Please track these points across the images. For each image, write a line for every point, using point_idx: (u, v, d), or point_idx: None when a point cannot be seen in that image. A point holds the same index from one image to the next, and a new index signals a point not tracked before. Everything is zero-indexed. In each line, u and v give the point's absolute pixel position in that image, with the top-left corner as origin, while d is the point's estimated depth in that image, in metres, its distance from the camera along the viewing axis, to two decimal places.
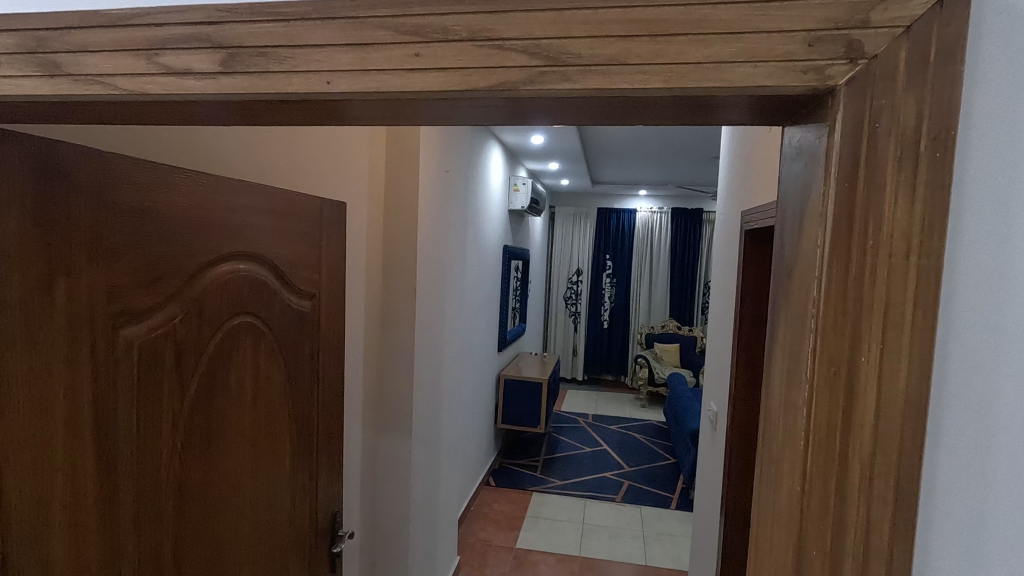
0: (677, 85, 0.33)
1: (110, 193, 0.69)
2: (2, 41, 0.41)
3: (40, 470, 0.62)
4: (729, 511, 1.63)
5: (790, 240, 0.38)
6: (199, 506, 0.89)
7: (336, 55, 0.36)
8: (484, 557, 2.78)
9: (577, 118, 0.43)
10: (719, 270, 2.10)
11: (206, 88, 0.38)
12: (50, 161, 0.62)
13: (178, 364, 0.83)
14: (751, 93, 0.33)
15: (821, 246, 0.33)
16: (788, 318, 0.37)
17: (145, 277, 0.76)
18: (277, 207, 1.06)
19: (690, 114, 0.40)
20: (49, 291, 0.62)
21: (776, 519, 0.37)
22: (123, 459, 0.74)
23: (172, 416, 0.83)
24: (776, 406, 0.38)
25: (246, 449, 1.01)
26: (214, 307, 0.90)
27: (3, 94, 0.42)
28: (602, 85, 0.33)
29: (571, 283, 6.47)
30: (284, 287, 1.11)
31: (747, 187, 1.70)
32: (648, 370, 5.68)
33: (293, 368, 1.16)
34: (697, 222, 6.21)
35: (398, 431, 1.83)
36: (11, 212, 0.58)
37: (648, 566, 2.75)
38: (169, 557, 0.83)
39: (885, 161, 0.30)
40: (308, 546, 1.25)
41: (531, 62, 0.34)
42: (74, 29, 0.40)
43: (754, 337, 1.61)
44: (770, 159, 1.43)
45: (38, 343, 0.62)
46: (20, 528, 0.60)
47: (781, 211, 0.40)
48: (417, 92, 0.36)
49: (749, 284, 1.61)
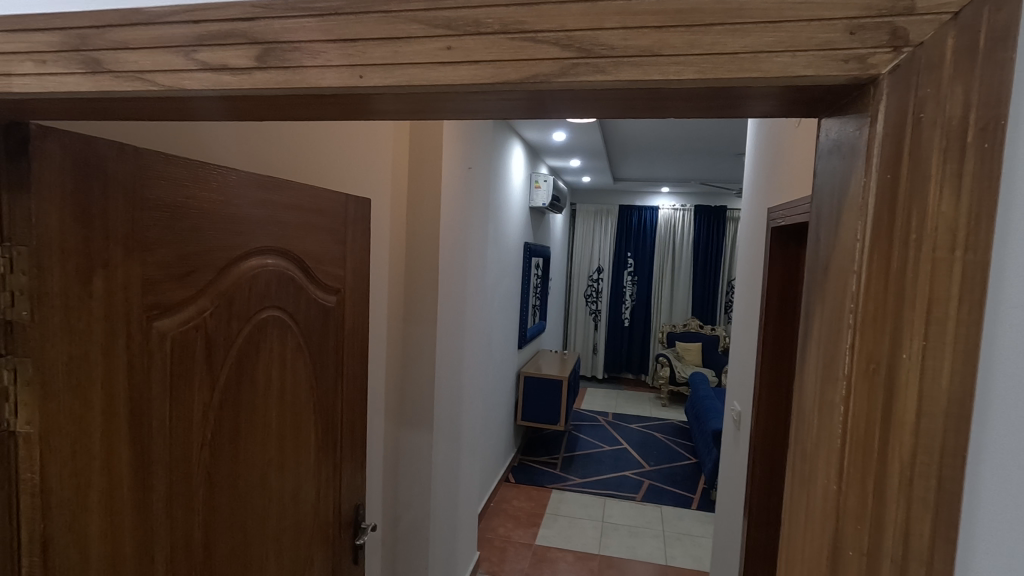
0: (713, 75, 0.32)
1: (145, 188, 0.71)
2: (48, 40, 0.42)
3: (79, 456, 0.64)
4: (752, 512, 1.61)
5: (825, 234, 0.37)
6: (227, 495, 0.91)
7: (370, 49, 0.37)
8: (504, 553, 2.79)
9: (605, 111, 0.43)
10: (744, 269, 2.07)
11: (242, 83, 0.39)
12: (89, 157, 0.64)
13: (208, 357, 0.85)
14: (790, 83, 0.32)
15: (861, 240, 0.32)
16: (824, 313, 0.36)
17: (177, 271, 0.77)
18: (303, 204, 1.07)
19: (719, 106, 0.39)
20: (87, 283, 0.64)
21: (811, 519, 0.36)
22: (156, 448, 0.75)
23: (203, 408, 0.84)
24: (809, 403, 0.38)
25: (273, 441, 1.03)
26: (243, 301, 0.92)
27: (48, 91, 0.43)
28: (636, 76, 0.33)
29: (591, 281, 6.45)
30: (310, 282, 1.13)
31: (774, 183, 1.66)
32: (669, 369, 5.63)
33: (318, 362, 1.17)
34: (720, 220, 6.13)
35: (420, 427, 1.85)
36: (51, 207, 0.60)
37: (669, 566, 2.73)
38: (200, 544, 0.85)
39: (931, 151, 0.29)
40: (332, 538, 1.27)
41: (563, 54, 0.34)
42: (114, 27, 0.41)
43: (781, 337, 1.59)
44: (799, 154, 1.40)
45: (76, 334, 0.63)
46: (60, 513, 0.62)
47: (815, 206, 0.39)
48: (448, 86, 0.36)
49: (775, 282, 1.58)
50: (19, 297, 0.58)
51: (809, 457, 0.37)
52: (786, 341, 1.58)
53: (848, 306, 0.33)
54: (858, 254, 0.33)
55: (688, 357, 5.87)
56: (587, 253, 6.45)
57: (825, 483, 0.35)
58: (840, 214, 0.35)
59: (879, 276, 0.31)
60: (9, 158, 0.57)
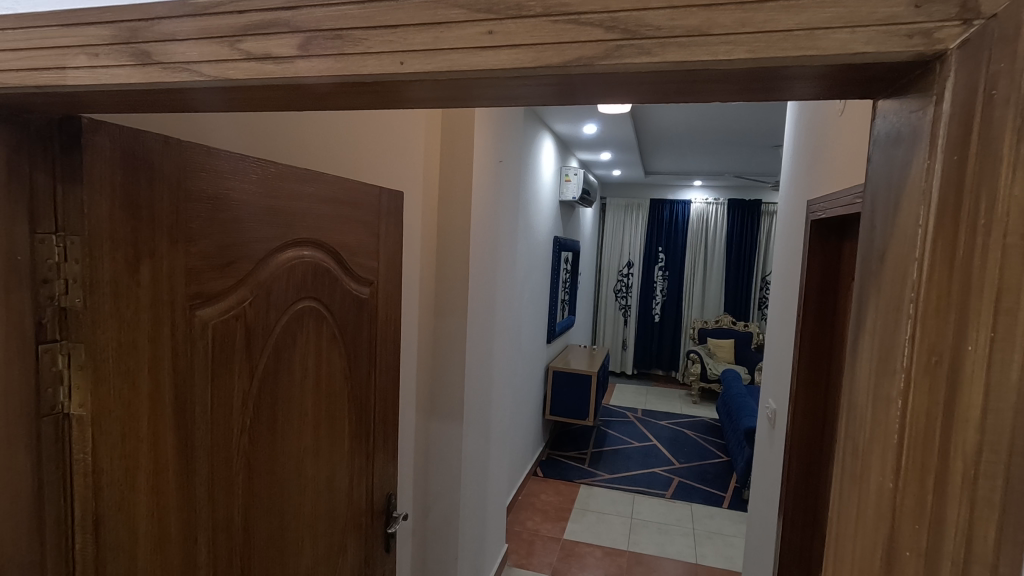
0: (766, 54, 0.31)
1: (188, 180, 0.73)
2: (101, 33, 0.43)
3: (127, 439, 0.67)
4: (787, 512, 1.58)
5: (882, 222, 0.35)
6: (264, 481, 0.93)
7: (411, 35, 0.37)
8: (532, 546, 2.80)
9: (645, 97, 0.42)
10: (781, 263, 2.02)
11: (285, 71, 0.39)
12: (137, 150, 0.66)
13: (248, 345, 0.87)
14: (847, 62, 0.31)
15: (923, 225, 0.31)
16: (879, 307, 0.35)
17: (218, 261, 0.79)
18: (340, 196, 1.09)
19: (760, 89, 0.38)
20: (135, 271, 0.66)
21: (861, 518, 0.35)
22: (199, 432, 0.78)
23: (243, 395, 0.87)
24: (861, 400, 0.36)
25: (309, 429, 1.05)
26: (280, 291, 0.94)
27: (102, 83, 0.45)
28: (682, 58, 0.32)
29: (621, 276, 6.38)
30: (345, 273, 1.14)
31: (814, 175, 1.61)
32: (700, 366, 5.54)
33: (352, 353, 1.19)
34: (755, 214, 5.99)
35: (451, 418, 1.87)
36: (103, 200, 0.62)
37: (700, 565, 2.69)
38: (240, 528, 0.88)
39: (1003, 127, 0.27)
40: (365, 526, 1.29)
41: (607, 36, 0.33)
42: (163, 19, 0.41)
43: (820, 334, 1.54)
44: (842, 145, 1.35)
45: (124, 322, 0.66)
46: (111, 492, 0.65)
47: (870, 196, 0.38)
48: (489, 70, 0.36)
49: (814, 277, 1.54)
50: (72, 285, 0.61)
51: (861, 454, 0.35)
52: (824, 339, 1.54)
53: (909, 295, 0.32)
54: (920, 242, 0.31)
55: (720, 354, 5.77)
56: (617, 248, 6.39)
57: (879, 479, 0.33)
58: (898, 202, 0.33)
59: (943, 264, 0.30)
60: (64, 151, 0.60)
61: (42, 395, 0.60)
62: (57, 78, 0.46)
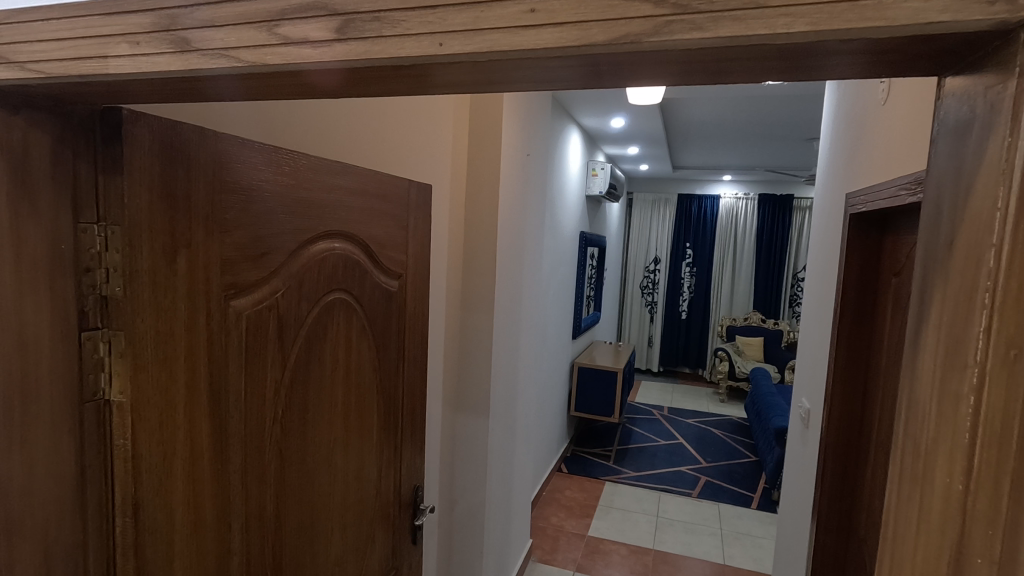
0: (828, 27, 0.29)
1: (224, 172, 0.74)
2: (141, 21, 0.43)
3: (164, 426, 0.68)
4: (821, 514, 1.55)
5: (951, 208, 0.33)
6: (295, 471, 0.94)
7: (449, 15, 0.35)
8: (556, 542, 2.79)
9: (689, 79, 0.40)
10: (816, 258, 1.96)
11: (323, 56, 0.39)
12: (174, 140, 0.67)
13: (281, 336, 0.88)
14: (917, 33, 0.29)
15: (1001, 209, 0.29)
16: (947, 298, 0.32)
17: (252, 253, 0.80)
18: (369, 188, 1.09)
19: (809, 67, 0.36)
20: (173, 261, 0.67)
21: (924, 520, 0.33)
22: (233, 421, 0.79)
23: (275, 385, 0.88)
24: (924, 398, 0.34)
25: (339, 422, 1.06)
26: (311, 284, 0.94)
27: (141, 71, 0.45)
28: (738, 32, 0.30)
29: (648, 272, 6.32)
30: (374, 266, 1.15)
31: (853, 166, 1.55)
32: (729, 364, 5.44)
33: (380, 345, 1.20)
34: (786, 210, 5.85)
35: (477, 412, 1.87)
36: (142, 190, 0.63)
37: (727, 566, 2.64)
38: (271, 517, 0.89)
39: None
40: (392, 518, 1.30)
41: (655, 11, 0.31)
42: (202, 5, 0.41)
43: (858, 332, 1.49)
44: (884, 135, 1.29)
45: (162, 311, 0.66)
46: (150, 478, 0.66)
47: (932, 184, 0.36)
48: (530, 51, 0.35)
49: (852, 274, 1.49)
50: (113, 274, 0.62)
51: (923, 455, 0.33)
52: (863, 337, 1.49)
53: (983, 284, 0.29)
54: (997, 227, 0.29)
55: (749, 352, 5.66)
56: (643, 244, 6.32)
57: (946, 481, 0.31)
58: (970, 188, 0.31)
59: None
60: (105, 143, 0.61)
61: (84, 381, 0.61)
62: (99, 66, 0.46)
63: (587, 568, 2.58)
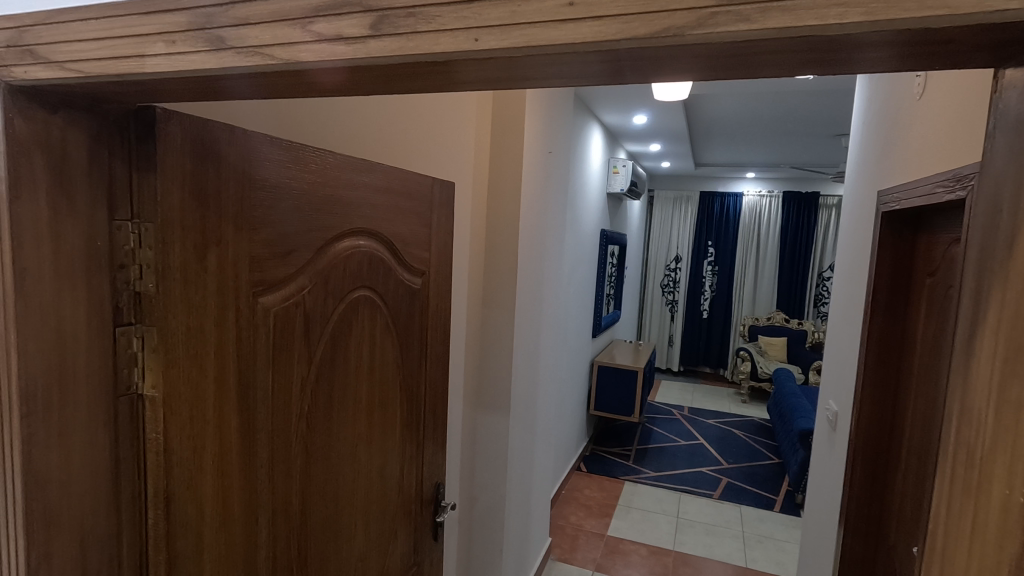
0: (885, 17, 0.28)
1: (252, 169, 0.74)
2: (177, 20, 0.44)
3: (194, 420, 0.69)
4: (849, 518, 1.52)
5: (1010, 206, 0.31)
6: (320, 467, 0.95)
7: (484, 11, 0.35)
8: (575, 542, 2.78)
9: (723, 74, 0.39)
10: (845, 256, 1.91)
11: (356, 52, 0.39)
12: (204, 138, 0.67)
13: (307, 333, 0.89)
14: (981, 21, 0.27)
15: None
16: (1008, 300, 0.31)
17: (279, 250, 0.81)
18: (393, 185, 1.09)
19: (854, 60, 0.35)
20: (203, 258, 0.68)
21: (981, 533, 0.32)
22: (260, 417, 0.80)
23: (301, 381, 0.88)
24: (979, 404, 0.32)
25: (362, 420, 1.06)
26: (337, 280, 0.95)
27: (176, 69, 0.45)
28: (787, 23, 0.29)
29: (669, 270, 6.26)
30: (398, 263, 1.15)
31: (886, 162, 1.51)
32: (751, 364, 5.36)
33: (403, 342, 1.20)
34: (812, 208, 5.73)
35: (497, 409, 1.86)
36: (174, 187, 0.63)
37: (749, 569, 2.60)
38: (297, 512, 0.90)
39: None
40: (414, 515, 1.31)
41: (699, 4, 0.30)
42: (236, 4, 0.41)
43: (888, 333, 1.45)
44: (920, 130, 1.25)
45: (193, 306, 0.67)
46: (181, 471, 0.67)
47: (989, 182, 0.34)
48: (566, 46, 0.34)
49: (883, 274, 1.45)
50: (146, 271, 0.62)
51: (979, 464, 0.32)
52: (894, 338, 1.45)
53: None
54: None
55: (772, 352, 5.57)
56: (664, 242, 6.26)
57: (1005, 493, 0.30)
58: None
59: None
60: (139, 141, 0.61)
61: (118, 376, 0.62)
62: (136, 65, 0.46)
63: (606, 568, 2.57)
